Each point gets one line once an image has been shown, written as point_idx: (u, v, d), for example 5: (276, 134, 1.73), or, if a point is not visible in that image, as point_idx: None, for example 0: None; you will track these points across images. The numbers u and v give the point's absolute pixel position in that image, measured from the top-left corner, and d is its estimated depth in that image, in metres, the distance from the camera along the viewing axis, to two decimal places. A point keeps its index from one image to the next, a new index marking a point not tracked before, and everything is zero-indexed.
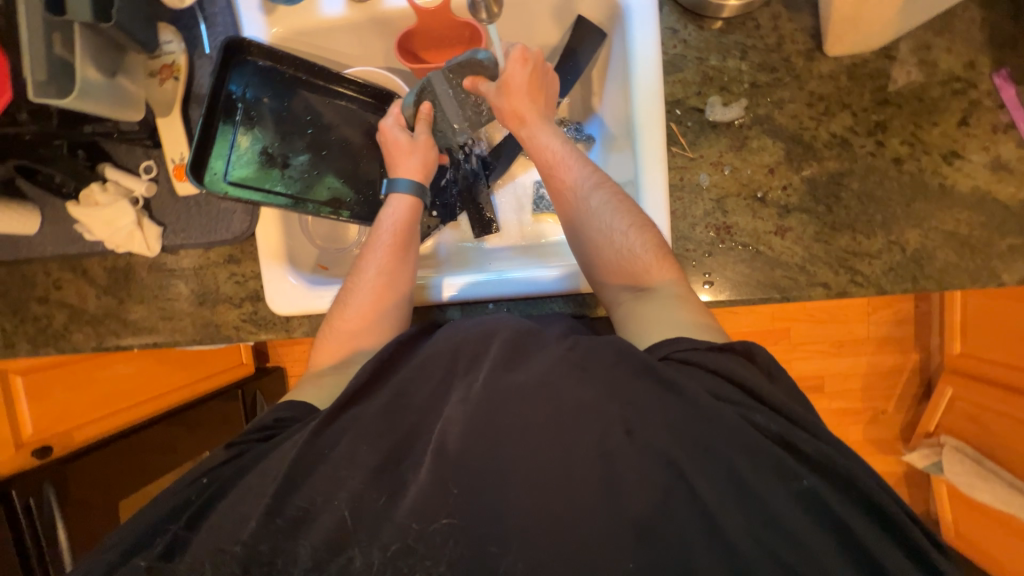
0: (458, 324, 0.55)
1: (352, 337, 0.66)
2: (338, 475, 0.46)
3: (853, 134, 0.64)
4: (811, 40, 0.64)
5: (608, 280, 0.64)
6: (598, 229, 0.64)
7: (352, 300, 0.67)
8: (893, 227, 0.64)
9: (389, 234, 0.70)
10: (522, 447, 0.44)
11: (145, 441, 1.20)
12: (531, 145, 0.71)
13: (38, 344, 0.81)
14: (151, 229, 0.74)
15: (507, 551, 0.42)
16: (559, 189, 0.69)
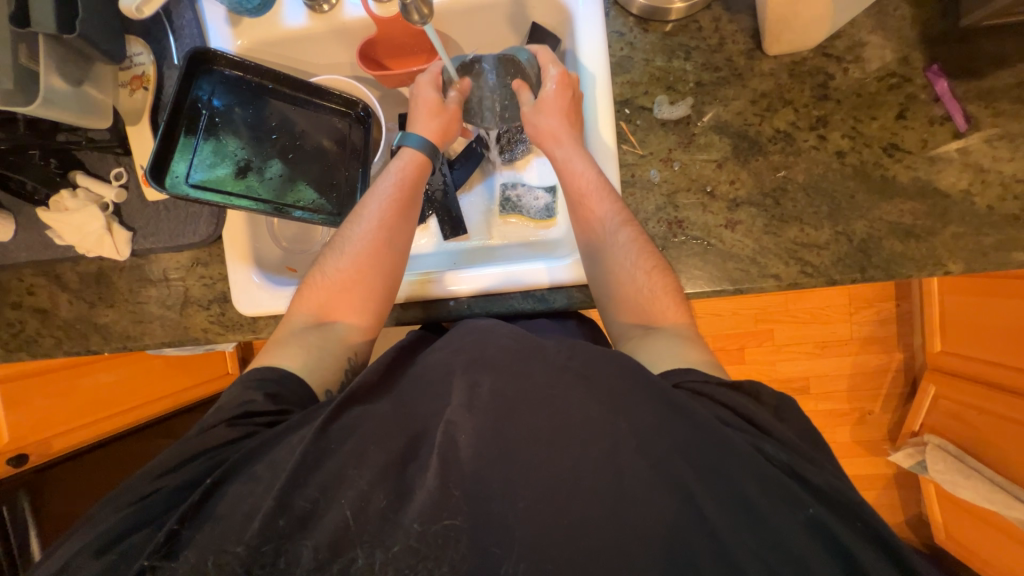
0: (464, 336, 0.58)
1: (342, 284, 0.66)
2: (346, 470, 0.46)
3: (796, 129, 0.66)
4: (751, 40, 0.67)
5: (620, 315, 0.64)
6: (617, 261, 0.63)
7: (349, 249, 0.68)
8: (840, 217, 0.66)
9: (395, 189, 0.70)
10: (522, 450, 0.44)
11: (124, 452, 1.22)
12: (565, 171, 0.67)
13: (10, 350, 0.82)
14: (120, 233, 0.75)
15: (507, 549, 0.42)
16: (591, 220, 0.65)
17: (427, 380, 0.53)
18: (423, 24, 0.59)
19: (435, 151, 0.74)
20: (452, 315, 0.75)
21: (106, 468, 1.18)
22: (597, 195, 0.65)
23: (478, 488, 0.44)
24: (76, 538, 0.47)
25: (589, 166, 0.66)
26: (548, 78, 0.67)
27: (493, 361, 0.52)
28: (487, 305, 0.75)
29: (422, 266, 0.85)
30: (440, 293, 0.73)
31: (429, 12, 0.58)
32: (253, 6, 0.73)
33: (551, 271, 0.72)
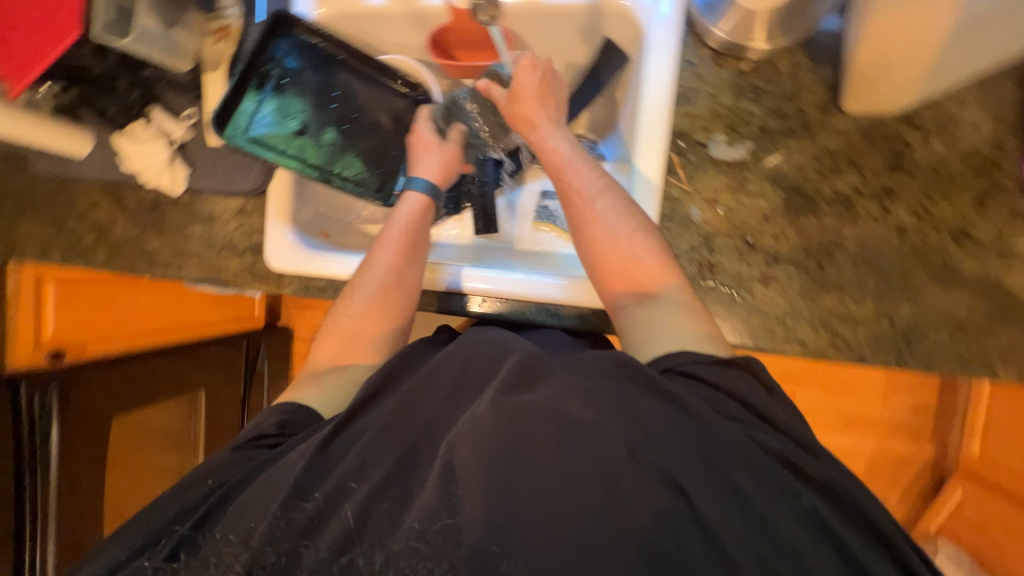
0: (473, 338, 0.57)
1: (357, 331, 0.68)
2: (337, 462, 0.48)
3: (858, 194, 0.62)
4: (828, 94, 0.63)
5: (610, 286, 0.60)
6: (598, 231, 0.60)
7: (358, 296, 0.68)
8: (885, 296, 0.62)
9: (402, 234, 0.69)
10: (530, 450, 0.43)
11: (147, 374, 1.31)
12: (540, 153, 0.67)
13: (68, 256, 0.90)
14: (179, 169, 0.81)
15: (506, 546, 0.40)
16: (565, 197, 0.63)
17: (441, 369, 0.53)
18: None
19: (438, 192, 0.75)
20: (465, 310, 0.76)
21: (132, 382, 1.28)
22: (569, 169, 0.64)
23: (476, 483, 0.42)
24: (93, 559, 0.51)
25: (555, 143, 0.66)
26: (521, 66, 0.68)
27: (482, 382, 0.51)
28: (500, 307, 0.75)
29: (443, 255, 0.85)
30: (448, 286, 0.74)
31: None
32: None
33: (565, 286, 0.71)
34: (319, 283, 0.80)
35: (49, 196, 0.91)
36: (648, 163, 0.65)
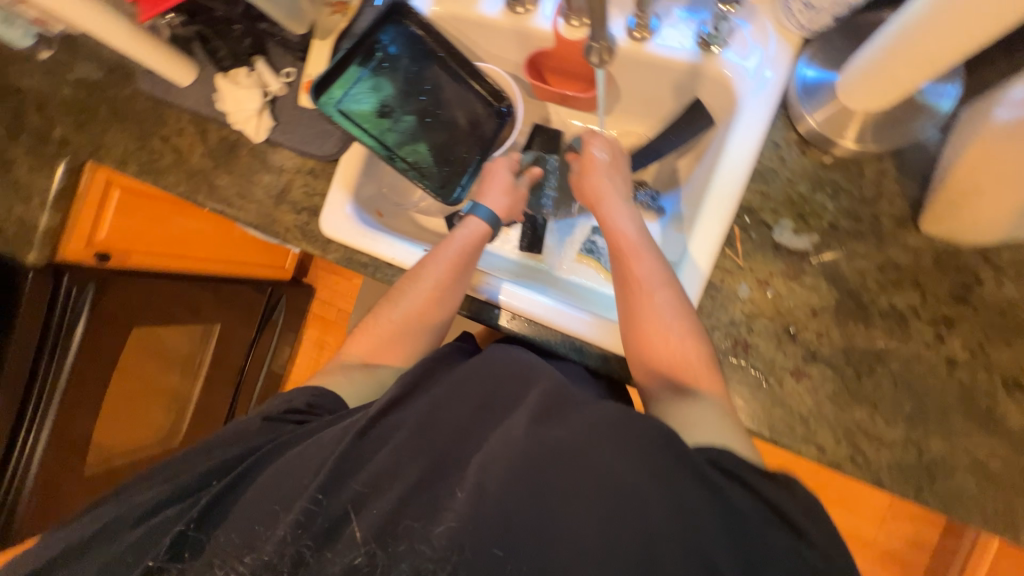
0: (504, 353, 0.60)
1: (394, 332, 0.72)
2: (368, 456, 0.49)
3: (914, 316, 0.61)
4: (908, 209, 0.62)
5: (649, 373, 0.61)
6: (647, 318, 0.61)
7: (402, 302, 0.71)
8: (919, 425, 0.60)
9: (455, 255, 0.71)
10: (548, 468, 0.44)
11: (173, 296, 1.35)
12: (607, 229, 0.70)
13: (144, 171, 0.95)
14: (266, 121, 0.85)
15: (507, 552, 0.42)
16: (619, 278, 0.66)
17: (473, 373, 0.57)
18: (598, 65, 0.59)
19: (498, 224, 0.77)
20: (491, 322, 0.77)
21: (159, 298, 1.31)
22: (627, 252, 0.66)
23: (491, 484, 0.44)
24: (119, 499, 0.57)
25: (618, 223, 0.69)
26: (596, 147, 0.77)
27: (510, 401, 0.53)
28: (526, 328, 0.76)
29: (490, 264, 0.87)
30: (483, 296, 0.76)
31: (605, 62, 0.58)
32: None
33: (592, 326, 0.72)
34: (363, 259, 0.83)
35: (142, 114, 0.97)
36: (710, 228, 0.65)
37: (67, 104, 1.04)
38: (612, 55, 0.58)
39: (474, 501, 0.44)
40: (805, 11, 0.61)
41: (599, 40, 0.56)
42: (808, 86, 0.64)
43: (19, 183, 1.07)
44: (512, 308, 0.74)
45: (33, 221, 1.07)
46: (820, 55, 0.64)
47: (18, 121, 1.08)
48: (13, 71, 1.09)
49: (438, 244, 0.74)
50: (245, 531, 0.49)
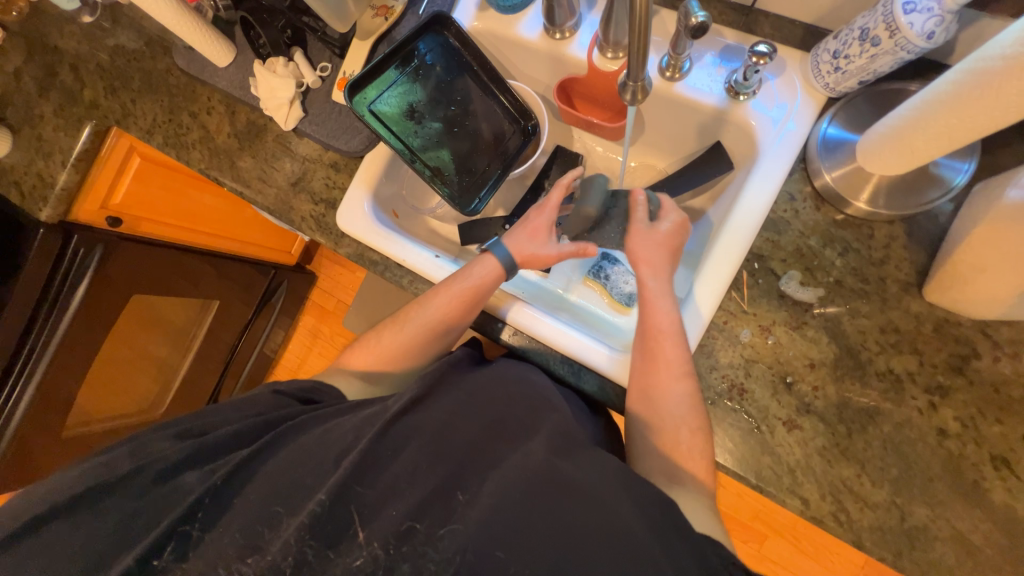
0: (511, 372, 0.70)
1: (402, 348, 0.77)
2: (386, 455, 0.57)
3: (910, 380, 0.61)
4: (915, 276, 0.63)
5: (648, 449, 0.63)
6: (666, 405, 0.62)
7: (412, 322, 0.77)
8: (904, 490, 0.60)
9: (467, 291, 0.74)
10: (547, 486, 0.53)
11: (173, 265, 1.33)
12: (650, 303, 0.68)
13: (170, 144, 0.97)
14: (296, 111, 0.86)
15: (508, 554, 0.50)
16: (654, 358, 0.64)
17: (488, 391, 0.66)
18: (628, 103, 0.60)
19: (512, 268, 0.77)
20: (494, 335, 0.80)
21: (163, 267, 1.30)
22: (670, 338, 0.65)
23: (494, 490, 0.53)
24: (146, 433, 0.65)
25: (666, 304, 0.67)
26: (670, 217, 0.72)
27: (515, 422, 0.62)
28: (527, 343, 0.78)
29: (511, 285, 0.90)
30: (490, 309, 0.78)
31: (641, 99, 0.59)
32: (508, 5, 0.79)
33: (593, 349, 0.73)
34: (375, 256, 0.85)
35: (175, 88, 0.99)
36: (720, 267, 0.66)
37: (101, 69, 1.06)
38: (648, 92, 0.59)
39: (483, 506, 0.52)
40: (833, 71, 0.62)
41: (635, 80, 0.56)
42: (829, 140, 0.65)
43: (43, 141, 1.08)
44: (517, 323, 0.77)
45: (51, 176, 1.08)
46: (842, 113, 0.65)
47: (51, 80, 1.09)
48: (53, 31, 1.10)
49: (453, 274, 0.77)
50: (267, 507, 0.56)
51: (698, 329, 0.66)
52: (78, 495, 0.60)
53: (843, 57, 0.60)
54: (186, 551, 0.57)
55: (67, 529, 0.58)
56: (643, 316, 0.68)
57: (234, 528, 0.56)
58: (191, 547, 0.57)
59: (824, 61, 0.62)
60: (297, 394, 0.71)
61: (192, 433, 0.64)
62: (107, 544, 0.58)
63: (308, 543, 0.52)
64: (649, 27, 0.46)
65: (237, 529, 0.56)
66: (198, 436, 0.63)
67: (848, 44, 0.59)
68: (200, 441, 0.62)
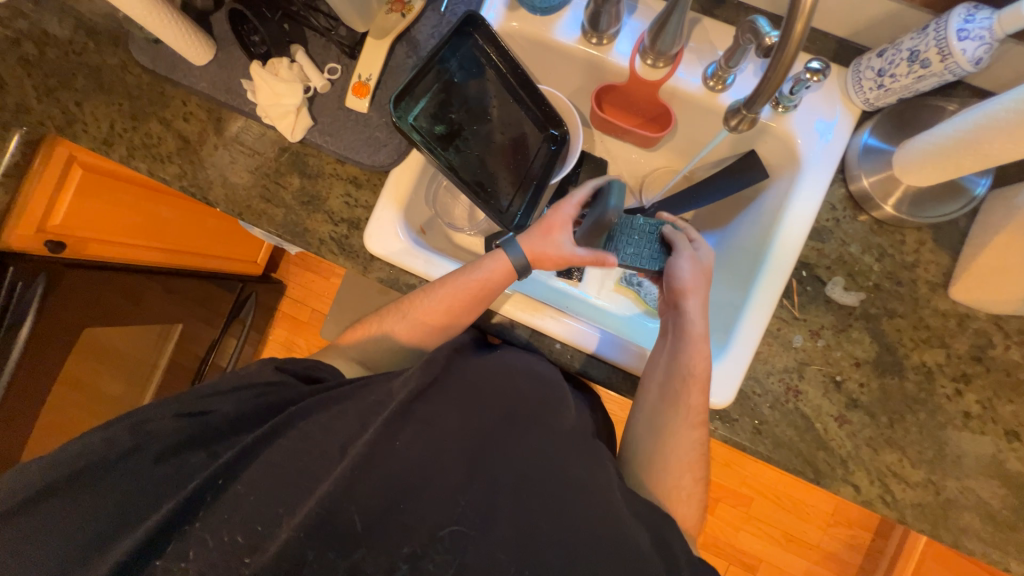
0: (516, 360, 0.66)
1: (409, 329, 0.75)
2: (395, 446, 0.53)
3: (940, 371, 0.69)
4: (940, 277, 0.70)
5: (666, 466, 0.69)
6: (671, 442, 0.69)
7: (420, 305, 0.74)
8: (938, 468, 0.68)
9: (475, 284, 0.71)
10: (576, 486, 0.55)
11: (115, 283, 1.12)
12: (691, 345, 0.69)
13: (136, 156, 0.82)
14: (304, 119, 0.76)
15: (508, 556, 0.50)
16: (679, 404, 0.68)
17: (491, 384, 0.62)
18: (730, 128, 0.70)
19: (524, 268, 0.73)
20: (552, 357, 0.75)
21: (103, 286, 1.08)
22: (697, 385, 0.67)
23: (498, 493, 0.54)
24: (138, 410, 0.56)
25: (702, 349, 0.69)
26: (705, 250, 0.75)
27: (522, 416, 0.61)
28: (583, 359, 0.74)
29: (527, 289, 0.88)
30: (527, 320, 0.74)
31: (742, 130, 0.69)
32: (542, 7, 0.74)
33: (631, 353, 0.73)
34: (411, 279, 0.79)
35: (135, 89, 0.83)
36: (773, 281, 0.70)
37: (26, 63, 0.86)
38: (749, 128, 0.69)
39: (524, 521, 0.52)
40: (876, 88, 0.65)
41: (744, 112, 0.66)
42: (870, 147, 0.69)
43: None
44: (520, 318, 0.75)
45: None
46: (879, 127, 0.69)
47: None
48: None
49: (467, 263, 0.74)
50: (271, 496, 0.50)
51: (755, 335, 0.69)
52: (77, 470, 0.53)
53: (888, 75, 0.63)
54: (185, 548, 0.50)
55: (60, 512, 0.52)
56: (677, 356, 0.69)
57: (242, 510, 0.50)
58: (191, 543, 0.50)
59: (867, 77, 0.66)
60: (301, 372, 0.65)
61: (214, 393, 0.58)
62: (116, 521, 0.52)
63: (308, 543, 0.48)
64: (796, 59, 0.47)
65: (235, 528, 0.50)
66: (201, 413, 0.57)
67: (895, 64, 0.62)
68: (225, 441, 0.57)
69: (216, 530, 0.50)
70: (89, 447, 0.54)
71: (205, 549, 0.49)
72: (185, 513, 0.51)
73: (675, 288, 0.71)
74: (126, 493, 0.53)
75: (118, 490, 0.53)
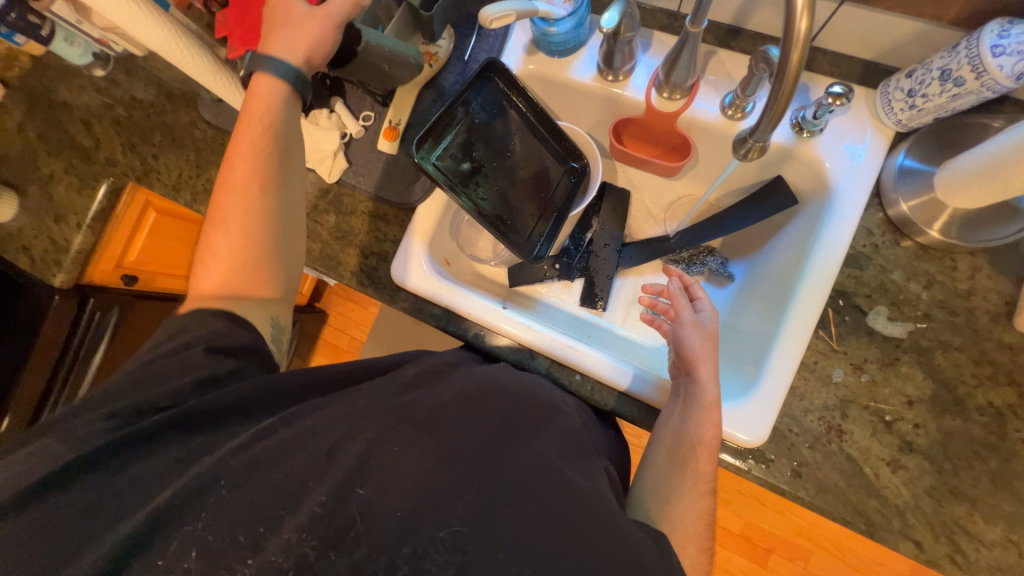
0: (526, 385, 0.68)
1: (249, 229, 0.64)
2: (423, 447, 0.52)
3: (1011, 413, 0.61)
4: (1003, 305, 0.63)
5: (682, 521, 0.60)
6: (675, 510, 0.61)
7: (239, 193, 0.64)
8: (1018, 526, 0.59)
9: (267, 127, 0.64)
10: (583, 501, 0.50)
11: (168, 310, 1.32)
12: (700, 409, 0.64)
13: (199, 201, 0.92)
14: (340, 162, 0.83)
15: (508, 553, 0.45)
16: (686, 471, 0.62)
17: (500, 391, 0.63)
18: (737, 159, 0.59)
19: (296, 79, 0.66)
20: (568, 387, 0.77)
21: (158, 313, 1.29)
22: (707, 452, 0.63)
23: (497, 496, 0.49)
24: (140, 393, 0.54)
25: (715, 415, 0.63)
26: (706, 311, 0.73)
27: (524, 425, 0.59)
28: (616, 397, 0.76)
29: (551, 321, 0.90)
30: (545, 350, 0.76)
31: (752, 158, 0.58)
32: (560, 49, 0.78)
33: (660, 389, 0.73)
34: (435, 310, 0.82)
35: (201, 142, 0.95)
36: (804, 312, 0.66)
37: (117, 123, 1.00)
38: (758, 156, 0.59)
39: (526, 535, 0.46)
40: (907, 108, 0.62)
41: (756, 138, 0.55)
42: (906, 168, 0.66)
43: (55, 203, 1.00)
44: (542, 349, 0.77)
45: (65, 241, 1.00)
46: (916, 148, 0.66)
47: (58, 135, 1.03)
48: (61, 84, 1.04)
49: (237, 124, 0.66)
50: (271, 496, 0.48)
51: (787, 371, 0.65)
52: None
53: (919, 95, 0.61)
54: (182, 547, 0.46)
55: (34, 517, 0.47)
56: (688, 424, 0.63)
57: (239, 510, 0.47)
58: (191, 542, 0.46)
59: (896, 98, 0.63)
60: (237, 352, 0.58)
61: (215, 377, 0.56)
62: (94, 521, 0.47)
63: (310, 542, 0.45)
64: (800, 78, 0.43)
65: (232, 529, 0.47)
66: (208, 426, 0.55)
67: (926, 83, 0.60)
68: None
69: (217, 525, 0.47)
70: (79, 439, 0.50)
71: (203, 546, 0.46)
72: (186, 510, 0.47)
73: (685, 356, 0.68)
74: (103, 494, 0.48)
75: (98, 491, 0.49)
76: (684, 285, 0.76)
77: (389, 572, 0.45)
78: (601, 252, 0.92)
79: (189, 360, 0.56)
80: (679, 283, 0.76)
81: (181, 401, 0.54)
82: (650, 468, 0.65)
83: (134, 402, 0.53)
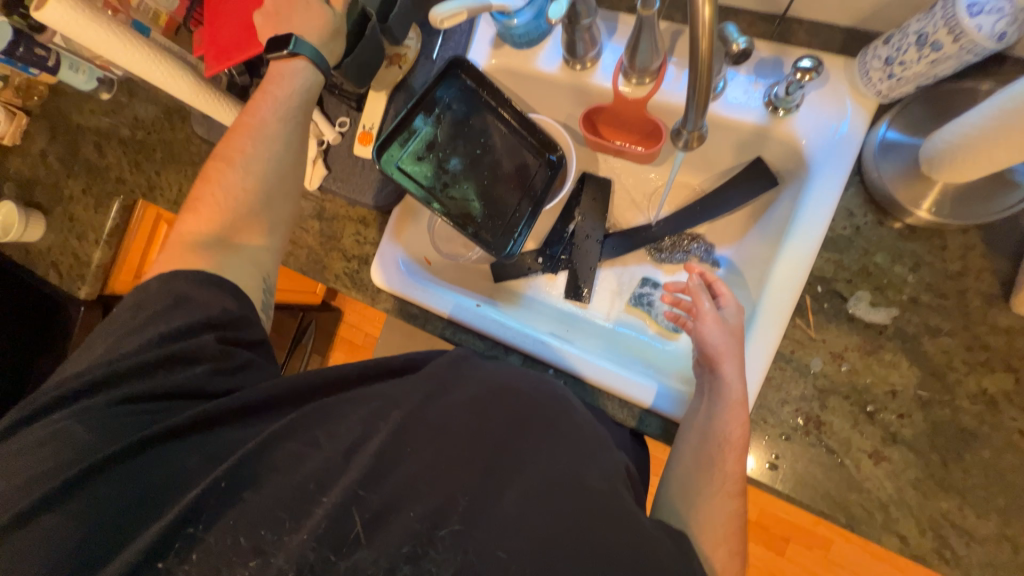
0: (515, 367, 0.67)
1: (254, 164, 0.68)
2: (404, 450, 0.52)
3: (1005, 401, 0.58)
4: (998, 286, 0.59)
5: (714, 524, 0.56)
6: (703, 514, 0.57)
7: (259, 136, 0.69)
8: (1013, 521, 0.56)
9: (295, 84, 0.70)
10: (582, 504, 0.48)
11: None
12: (728, 408, 0.60)
13: None
14: (319, 169, 0.85)
15: (510, 555, 0.46)
16: (713, 471, 0.59)
17: (512, 389, 0.60)
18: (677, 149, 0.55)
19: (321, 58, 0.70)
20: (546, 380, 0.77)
21: None
22: (734, 451, 0.59)
23: (496, 496, 0.49)
24: (155, 377, 0.55)
25: (743, 413, 0.60)
26: (728, 301, 0.68)
27: (542, 421, 0.56)
28: (640, 414, 0.74)
29: (538, 313, 0.89)
30: (538, 353, 0.76)
31: (695, 146, 0.54)
32: (523, 40, 0.77)
33: (680, 404, 0.71)
34: (414, 309, 0.84)
35: (197, 156, 1.00)
36: (782, 297, 0.63)
37: (125, 142, 1.06)
38: (702, 141, 0.54)
39: (516, 540, 0.46)
40: (886, 78, 0.58)
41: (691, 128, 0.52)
42: (888, 142, 0.62)
43: (76, 221, 1.09)
44: (537, 351, 0.77)
45: (86, 256, 1.08)
46: (898, 119, 0.62)
47: (75, 157, 1.10)
48: (74, 109, 1.11)
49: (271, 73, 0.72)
50: (269, 500, 0.50)
51: (764, 355, 0.63)
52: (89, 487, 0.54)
53: (897, 63, 0.56)
54: (188, 554, 0.49)
55: (41, 524, 0.48)
56: (718, 424, 0.60)
57: (247, 518, 0.50)
58: (195, 547, 0.49)
59: (875, 68, 0.59)
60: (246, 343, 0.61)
61: (227, 370, 0.58)
62: (98, 535, 0.49)
63: (311, 547, 0.48)
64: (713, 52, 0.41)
65: (241, 532, 0.49)
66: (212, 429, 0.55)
67: (903, 50, 0.55)
68: None
69: (214, 530, 0.49)
70: (93, 426, 0.52)
71: (206, 551, 0.48)
72: (188, 519, 0.49)
73: (709, 353, 0.63)
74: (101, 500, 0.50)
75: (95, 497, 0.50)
76: (705, 278, 0.70)
77: (389, 573, 0.47)
78: (582, 242, 0.90)
79: (204, 348, 0.57)
80: (700, 277, 0.70)
81: (198, 389, 0.56)
82: (676, 471, 0.62)
83: (154, 393, 0.54)
